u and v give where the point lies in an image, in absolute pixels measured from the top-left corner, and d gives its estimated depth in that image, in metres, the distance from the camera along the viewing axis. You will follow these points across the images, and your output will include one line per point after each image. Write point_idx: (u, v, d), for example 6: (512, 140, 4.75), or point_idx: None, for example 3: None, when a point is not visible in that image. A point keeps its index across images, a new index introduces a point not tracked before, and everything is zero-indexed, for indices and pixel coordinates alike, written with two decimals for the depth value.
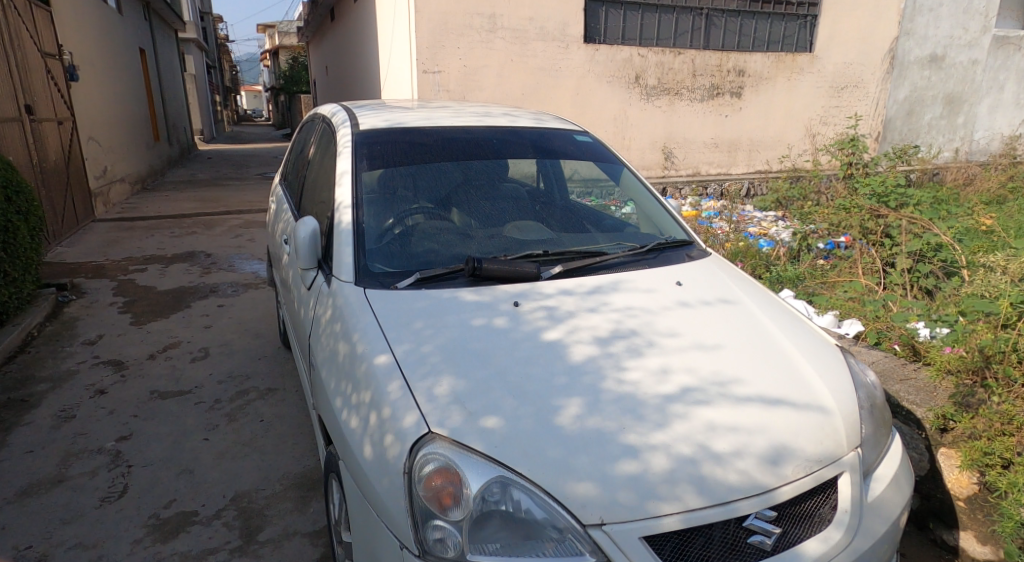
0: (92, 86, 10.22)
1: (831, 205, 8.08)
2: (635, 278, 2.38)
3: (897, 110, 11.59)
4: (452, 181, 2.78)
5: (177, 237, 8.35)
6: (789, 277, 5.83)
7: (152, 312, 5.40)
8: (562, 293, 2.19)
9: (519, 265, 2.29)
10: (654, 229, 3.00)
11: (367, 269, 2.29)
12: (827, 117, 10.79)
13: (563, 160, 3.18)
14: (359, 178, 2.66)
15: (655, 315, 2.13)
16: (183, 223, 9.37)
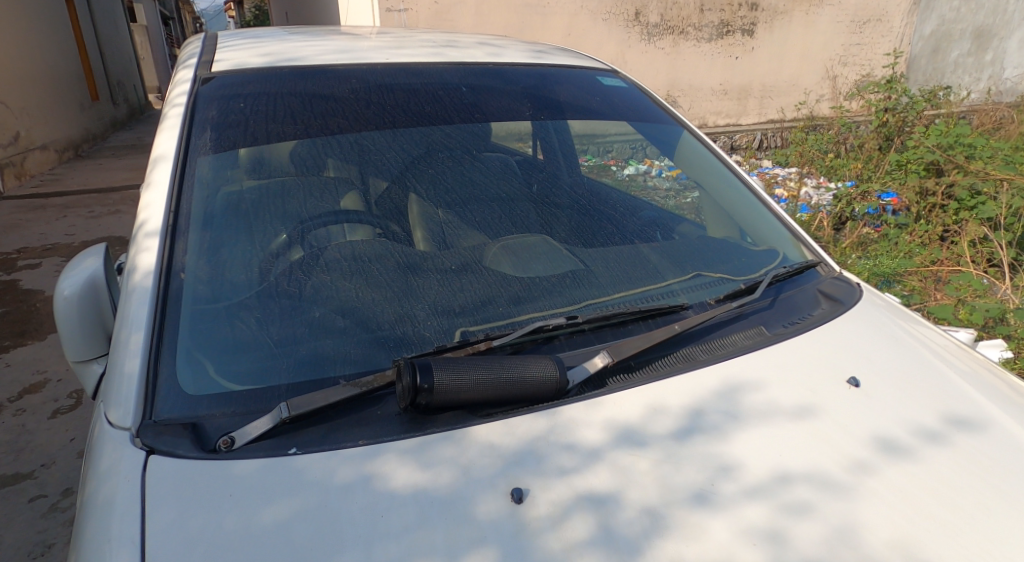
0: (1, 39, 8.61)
1: (864, 160, 6.76)
2: (764, 378, 1.11)
3: (923, 47, 10.04)
4: (384, 168, 1.46)
5: (93, 217, 6.92)
6: (841, 254, 4.66)
7: (25, 331, 4.11)
8: (621, 449, 0.94)
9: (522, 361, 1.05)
10: (735, 229, 1.78)
11: (171, 395, 1.01)
12: (851, 55, 9.12)
13: (569, 119, 1.88)
14: (188, 165, 1.31)
15: (854, 505, 0.88)
16: (108, 198, 7.91)
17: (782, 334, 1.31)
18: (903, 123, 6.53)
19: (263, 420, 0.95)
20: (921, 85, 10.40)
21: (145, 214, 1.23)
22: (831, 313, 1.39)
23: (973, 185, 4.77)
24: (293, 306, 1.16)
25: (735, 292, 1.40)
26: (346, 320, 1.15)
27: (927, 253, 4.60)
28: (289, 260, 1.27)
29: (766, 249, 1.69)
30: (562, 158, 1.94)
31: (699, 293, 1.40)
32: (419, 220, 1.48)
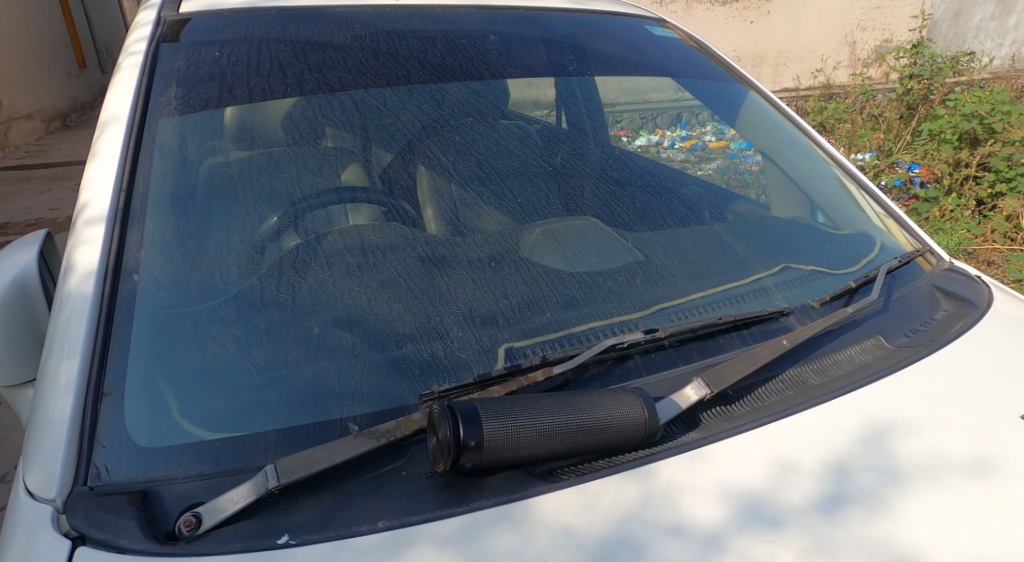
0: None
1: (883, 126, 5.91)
2: (914, 417, 0.84)
3: (945, 9, 8.83)
4: (392, 134, 1.15)
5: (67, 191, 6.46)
6: None
7: None
8: (750, 532, 0.67)
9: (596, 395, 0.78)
10: (805, 207, 1.45)
11: (118, 447, 0.73)
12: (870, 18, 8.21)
13: (596, 76, 1.52)
14: (147, 131, 1.00)
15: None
16: None
17: (907, 348, 1.04)
18: (926, 90, 5.66)
19: (243, 489, 0.67)
20: (942, 52, 9.12)
21: (87, 194, 0.93)
22: (963, 322, 1.12)
23: (1010, 156, 4.30)
24: (284, 317, 0.87)
25: (841, 291, 1.11)
26: (354, 336, 0.87)
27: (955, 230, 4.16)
28: (281, 250, 0.95)
29: (854, 233, 1.37)
30: (589, 117, 1.48)
31: (799, 292, 1.10)
32: (429, 195, 1.13)
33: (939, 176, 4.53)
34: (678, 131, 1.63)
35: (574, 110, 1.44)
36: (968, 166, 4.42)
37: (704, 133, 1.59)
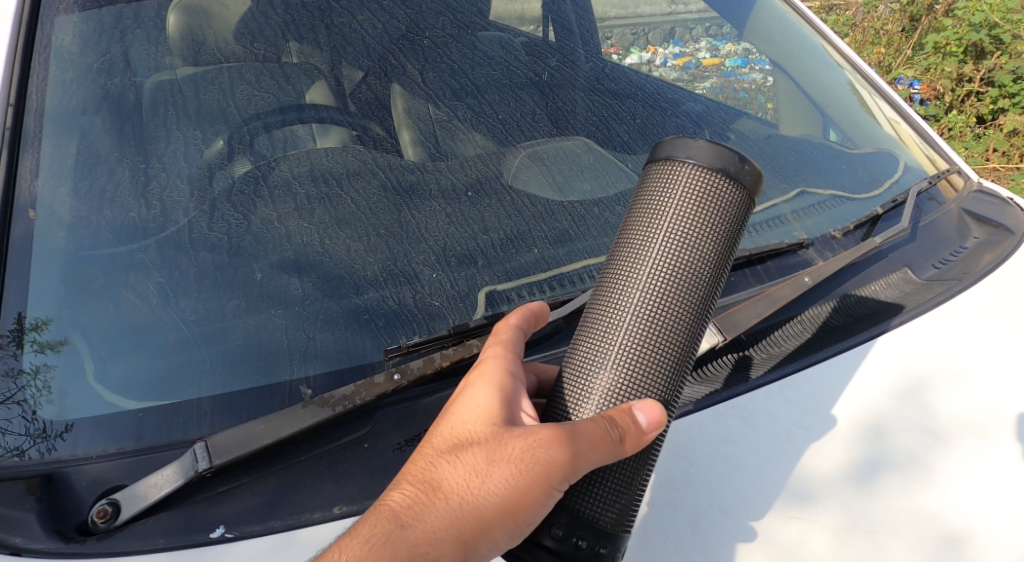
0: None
1: (876, 43, 5.27)
2: (957, 363, 0.76)
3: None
4: (366, 46, 0.97)
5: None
6: None
7: None
8: (777, 508, 0.63)
9: (631, 316, 0.53)
10: (818, 120, 1.26)
11: (12, 423, 0.60)
12: None
13: None
14: (41, 28, 0.81)
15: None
16: None
17: (936, 283, 0.93)
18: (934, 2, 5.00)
19: (167, 472, 0.55)
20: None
21: None
22: (995, 253, 1.01)
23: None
24: (220, 262, 0.72)
25: (866, 219, 0.98)
26: (305, 283, 0.73)
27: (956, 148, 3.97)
28: (233, 176, 0.79)
29: (873, 150, 1.20)
30: (580, 39, 1.23)
31: (819, 221, 0.97)
32: (405, 119, 0.96)
33: (942, 92, 4.29)
34: (671, 46, 1.37)
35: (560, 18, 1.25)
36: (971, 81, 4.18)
37: (698, 51, 1.38)
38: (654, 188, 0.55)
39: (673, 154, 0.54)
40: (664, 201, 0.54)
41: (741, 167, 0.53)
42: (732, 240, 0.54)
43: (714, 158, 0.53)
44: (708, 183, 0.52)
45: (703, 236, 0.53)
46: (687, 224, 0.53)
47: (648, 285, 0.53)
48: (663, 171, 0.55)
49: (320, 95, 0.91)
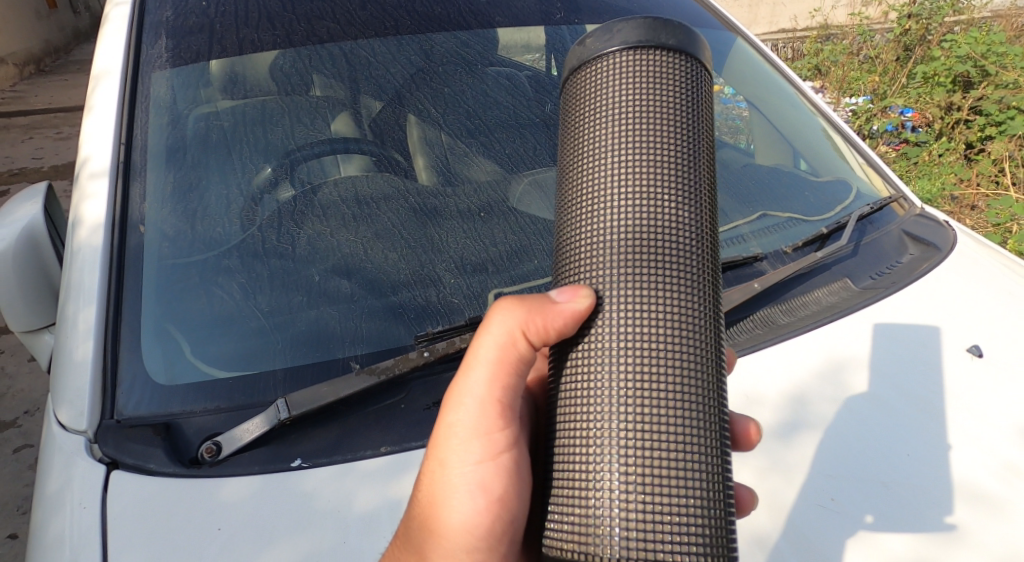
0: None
1: (870, 71, 5.43)
2: (870, 352, 0.97)
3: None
4: (378, 82, 1.16)
5: (28, 129, 5.93)
6: None
7: None
8: None
9: (623, 190, 0.57)
10: (788, 153, 1.46)
11: (134, 384, 0.79)
12: None
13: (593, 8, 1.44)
14: (141, 82, 1.03)
15: (1001, 526, 0.76)
16: (53, 97, 7.03)
17: (870, 290, 1.11)
18: (925, 31, 5.18)
19: (257, 420, 0.73)
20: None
21: (86, 149, 0.97)
22: (927, 263, 1.19)
23: (1002, 99, 4.18)
24: (286, 267, 0.92)
25: (814, 236, 1.16)
26: (353, 284, 0.93)
27: (945, 171, 4.10)
28: (277, 200, 0.99)
29: (832, 178, 1.39)
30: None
31: (773, 238, 1.16)
32: (419, 145, 1.17)
33: (932, 120, 4.41)
34: None
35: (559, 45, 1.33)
36: (959, 109, 4.29)
37: None
38: (588, 86, 0.60)
39: (584, 57, 0.60)
40: (598, 90, 0.58)
41: (657, 29, 0.58)
42: (694, 95, 0.59)
43: (636, 36, 0.58)
44: (639, 58, 0.58)
45: (658, 99, 0.57)
46: (638, 97, 0.57)
47: (626, 160, 0.57)
48: (582, 73, 0.60)
49: (344, 126, 1.13)
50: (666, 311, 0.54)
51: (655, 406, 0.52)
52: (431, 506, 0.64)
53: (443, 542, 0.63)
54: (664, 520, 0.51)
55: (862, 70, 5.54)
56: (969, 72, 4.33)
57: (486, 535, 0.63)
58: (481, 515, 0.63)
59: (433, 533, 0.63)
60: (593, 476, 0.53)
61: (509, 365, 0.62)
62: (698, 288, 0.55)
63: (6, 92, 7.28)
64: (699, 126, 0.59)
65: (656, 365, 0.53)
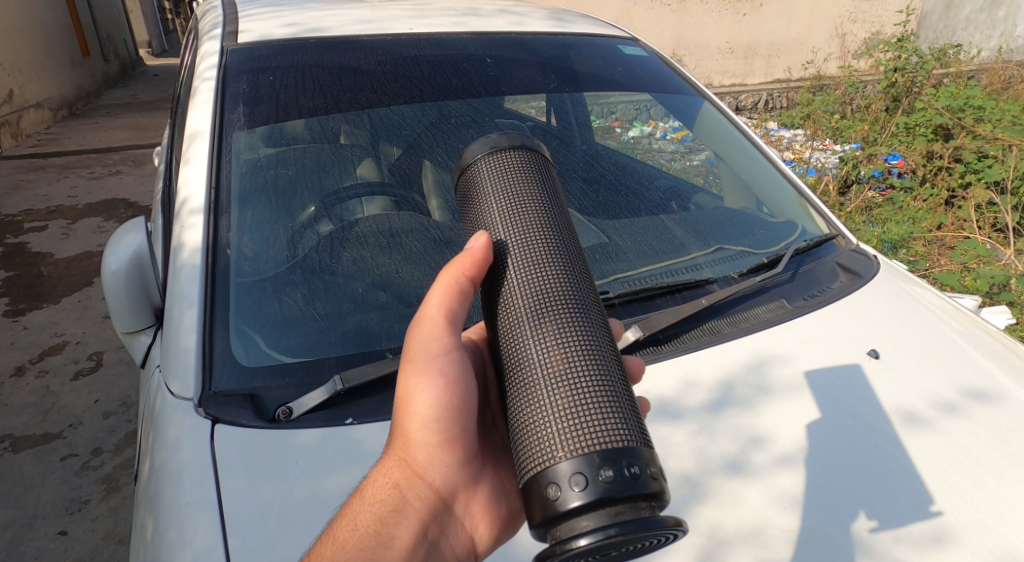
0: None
1: (860, 120, 5.71)
2: (790, 352, 1.21)
3: (934, 2, 7.99)
4: (400, 135, 1.46)
5: (63, 170, 6.26)
6: (849, 214, 4.23)
7: (25, 286, 3.93)
8: (659, 422, 1.06)
9: (515, 228, 0.76)
10: (751, 200, 1.70)
11: (225, 364, 1.06)
12: (859, 12, 7.37)
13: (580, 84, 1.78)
14: (225, 140, 1.32)
15: (872, 484, 0.98)
16: (85, 142, 7.40)
17: (803, 308, 1.34)
18: (912, 83, 5.47)
19: (320, 390, 1.00)
20: (927, 47, 8.34)
21: (185, 191, 1.26)
22: (851, 286, 1.44)
23: (981, 149, 4.33)
24: (336, 282, 1.20)
25: (758, 265, 1.43)
26: (388, 295, 1.20)
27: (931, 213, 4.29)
28: (320, 233, 1.29)
29: (784, 220, 1.63)
30: (577, 129, 1.75)
31: (724, 267, 1.43)
32: (435, 189, 1.46)
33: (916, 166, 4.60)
34: (669, 121, 1.84)
35: (561, 111, 1.70)
36: (941, 158, 4.48)
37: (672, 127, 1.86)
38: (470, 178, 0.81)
39: (462, 161, 0.82)
40: (477, 179, 0.80)
41: (502, 136, 0.82)
42: (541, 166, 0.82)
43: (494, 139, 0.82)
44: (499, 150, 0.80)
45: (519, 167, 0.79)
46: (505, 169, 0.79)
47: (510, 207, 0.77)
48: (464, 170, 0.82)
49: (367, 170, 1.43)
50: (567, 297, 0.73)
51: (576, 358, 0.69)
52: (408, 400, 0.77)
53: (419, 422, 0.76)
54: (603, 434, 0.65)
55: (852, 120, 5.83)
56: (949, 123, 4.59)
57: (453, 418, 0.77)
58: (446, 401, 0.77)
59: (410, 418, 0.76)
60: (546, 420, 0.67)
61: (456, 289, 0.77)
62: (582, 282, 0.75)
63: (41, 134, 7.68)
64: (549, 185, 0.81)
65: (570, 331, 0.71)
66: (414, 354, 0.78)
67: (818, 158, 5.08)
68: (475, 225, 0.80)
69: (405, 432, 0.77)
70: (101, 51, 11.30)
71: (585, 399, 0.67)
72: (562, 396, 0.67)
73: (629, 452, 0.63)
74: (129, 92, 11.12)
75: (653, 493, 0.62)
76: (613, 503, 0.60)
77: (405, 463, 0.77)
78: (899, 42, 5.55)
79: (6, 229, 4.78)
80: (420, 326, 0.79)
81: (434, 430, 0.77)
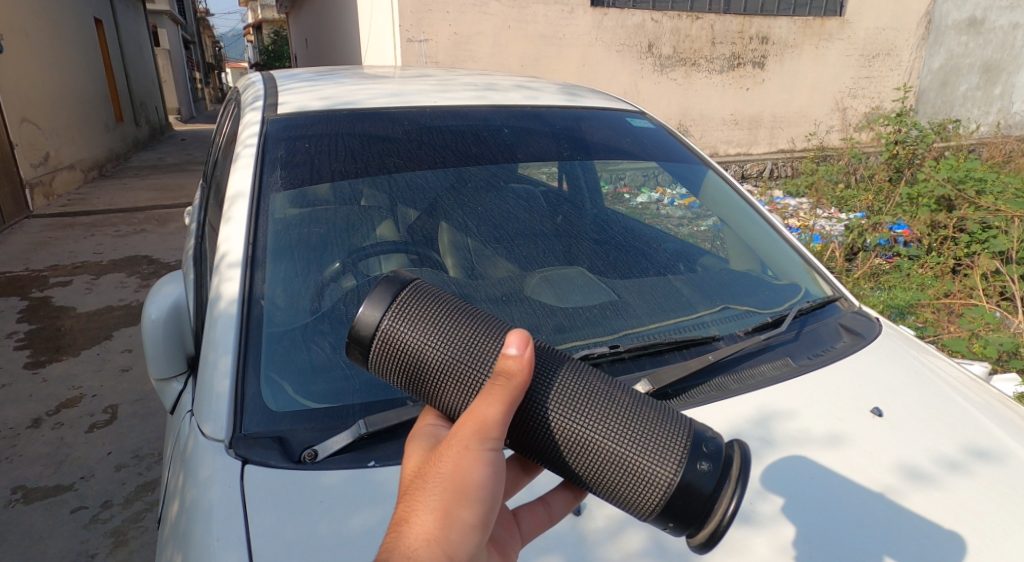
0: (69, 55, 8.48)
1: (864, 190, 5.86)
2: (795, 407, 1.26)
3: (931, 80, 8.29)
4: (421, 198, 1.56)
5: (90, 228, 6.48)
6: (858, 281, 4.27)
7: (46, 341, 4.00)
8: None
9: (478, 366, 0.78)
10: (756, 262, 1.77)
11: (254, 410, 1.11)
12: (857, 88, 7.72)
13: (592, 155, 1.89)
14: (263, 201, 1.43)
15: (878, 542, 1.01)
16: (110, 202, 7.63)
17: (807, 366, 1.39)
18: (913, 155, 5.61)
19: (344, 434, 1.06)
20: (927, 121, 8.60)
21: (225, 246, 1.36)
22: (854, 344, 1.49)
23: (984, 219, 4.43)
24: None
25: (763, 324, 1.48)
26: None
27: (939, 281, 4.33)
28: (343, 287, 1.38)
29: (789, 282, 1.69)
30: (588, 194, 1.89)
31: (730, 324, 1.48)
32: (449, 248, 1.57)
33: (921, 235, 4.70)
34: (674, 188, 1.95)
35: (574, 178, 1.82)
36: (945, 227, 4.58)
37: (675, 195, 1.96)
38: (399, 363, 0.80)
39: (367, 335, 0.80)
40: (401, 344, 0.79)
41: (380, 298, 0.81)
42: (425, 295, 0.83)
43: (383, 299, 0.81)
44: (399, 307, 0.80)
45: (431, 307, 0.81)
46: (424, 335, 0.79)
47: (448, 338, 0.79)
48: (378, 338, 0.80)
49: (387, 230, 1.55)
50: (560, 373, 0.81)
51: (600, 404, 0.80)
52: (458, 477, 0.69)
53: (460, 496, 0.69)
54: (655, 439, 0.78)
55: (856, 189, 5.98)
56: (952, 195, 4.71)
57: (494, 496, 0.71)
58: (491, 486, 0.71)
59: (451, 499, 0.69)
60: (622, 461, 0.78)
61: (512, 398, 0.70)
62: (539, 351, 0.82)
63: (70, 194, 7.94)
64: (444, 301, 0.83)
65: (583, 394, 0.80)
66: (464, 431, 0.70)
67: (824, 227, 5.16)
68: (428, 386, 0.80)
69: (440, 507, 0.69)
70: (133, 116, 11.85)
71: (635, 449, 0.78)
72: (623, 462, 0.78)
73: (688, 435, 0.79)
74: (156, 156, 11.57)
75: (726, 453, 0.78)
76: (720, 473, 0.76)
77: (440, 547, 0.68)
78: (898, 117, 5.74)
79: (32, 285, 4.92)
80: (469, 415, 0.71)
81: (475, 505, 0.70)
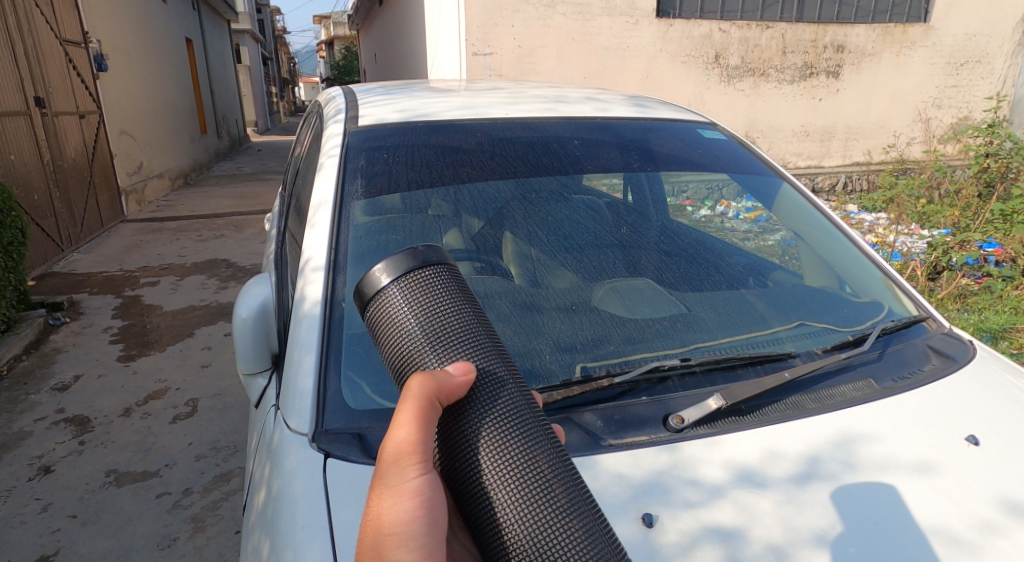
0: (161, 72, 9.09)
1: (947, 205, 5.54)
2: (878, 431, 1.21)
3: None
4: (492, 207, 1.59)
5: (176, 232, 6.91)
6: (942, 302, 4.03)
7: (135, 336, 4.28)
8: (743, 488, 1.09)
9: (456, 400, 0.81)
10: (833, 279, 1.71)
11: (334, 407, 1.17)
12: (942, 98, 7.33)
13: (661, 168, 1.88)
14: (345, 208, 1.50)
15: None
16: (192, 209, 8.11)
17: (892, 388, 1.33)
18: (1006, 168, 5.23)
19: None
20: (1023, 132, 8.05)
21: (310, 251, 1.43)
22: (942, 368, 1.41)
23: None
24: None
25: (842, 342, 1.43)
26: None
27: None
28: None
29: (869, 300, 1.62)
30: (654, 207, 1.89)
31: (808, 341, 1.44)
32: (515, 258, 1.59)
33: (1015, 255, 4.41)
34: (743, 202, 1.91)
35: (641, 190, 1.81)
36: None
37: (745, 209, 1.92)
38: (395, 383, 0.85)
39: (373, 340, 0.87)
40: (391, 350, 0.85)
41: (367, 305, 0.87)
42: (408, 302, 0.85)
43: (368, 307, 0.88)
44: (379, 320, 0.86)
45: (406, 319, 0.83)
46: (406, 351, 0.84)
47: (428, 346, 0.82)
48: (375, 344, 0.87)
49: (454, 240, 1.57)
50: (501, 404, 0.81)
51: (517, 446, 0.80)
52: (389, 495, 0.77)
53: (394, 533, 0.76)
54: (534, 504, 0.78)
55: (939, 204, 5.67)
56: None
57: (428, 527, 0.77)
58: (423, 510, 0.77)
59: (384, 521, 0.76)
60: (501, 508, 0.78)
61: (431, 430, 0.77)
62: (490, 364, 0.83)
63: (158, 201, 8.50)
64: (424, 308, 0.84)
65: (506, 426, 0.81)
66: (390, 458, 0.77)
67: (906, 244, 4.88)
68: None
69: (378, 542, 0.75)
70: (215, 128, 12.58)
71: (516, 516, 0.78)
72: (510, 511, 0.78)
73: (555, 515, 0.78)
74: (235, 165, 12.23)
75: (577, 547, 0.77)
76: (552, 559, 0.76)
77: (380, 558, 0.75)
78: (989, 128, 5.38)
79: (124, 283, 5.28)
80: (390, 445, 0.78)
81: (409, 541, 0.76)
